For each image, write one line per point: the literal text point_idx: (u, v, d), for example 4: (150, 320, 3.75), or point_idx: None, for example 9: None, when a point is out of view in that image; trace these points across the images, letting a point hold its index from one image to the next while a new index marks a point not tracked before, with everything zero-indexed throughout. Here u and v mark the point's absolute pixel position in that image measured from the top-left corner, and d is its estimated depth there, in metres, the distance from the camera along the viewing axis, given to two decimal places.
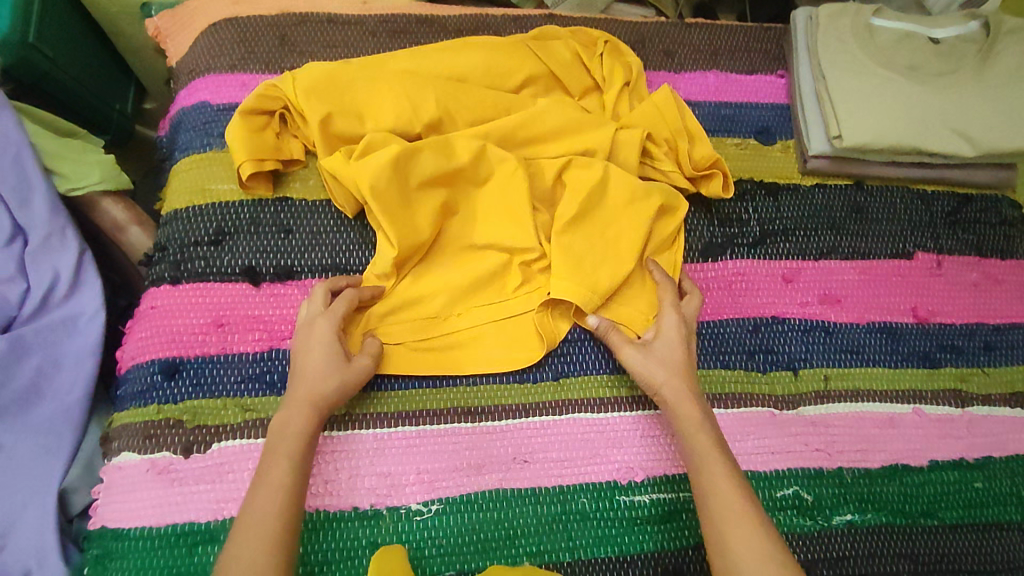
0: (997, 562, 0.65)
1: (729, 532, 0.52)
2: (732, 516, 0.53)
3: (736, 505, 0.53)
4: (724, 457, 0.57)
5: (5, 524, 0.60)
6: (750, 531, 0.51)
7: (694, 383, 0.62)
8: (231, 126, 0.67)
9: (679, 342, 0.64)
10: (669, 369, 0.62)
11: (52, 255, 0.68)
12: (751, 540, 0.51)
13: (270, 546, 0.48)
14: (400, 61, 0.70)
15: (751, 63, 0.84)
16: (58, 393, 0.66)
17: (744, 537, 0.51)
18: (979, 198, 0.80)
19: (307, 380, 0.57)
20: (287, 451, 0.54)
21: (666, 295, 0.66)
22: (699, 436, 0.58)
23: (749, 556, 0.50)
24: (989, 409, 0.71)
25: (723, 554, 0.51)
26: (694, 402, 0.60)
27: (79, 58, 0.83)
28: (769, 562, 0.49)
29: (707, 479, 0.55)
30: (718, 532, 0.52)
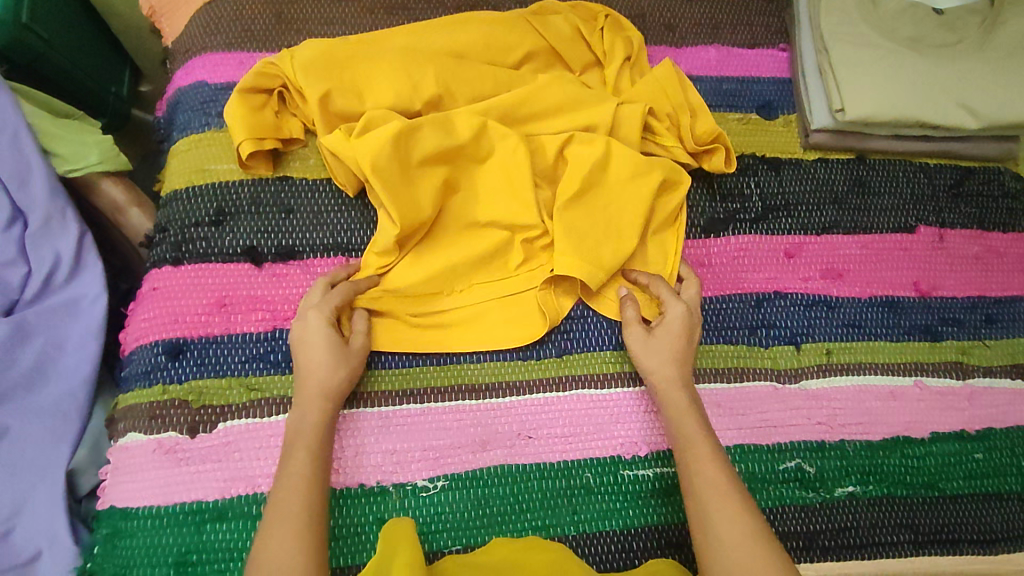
0: (996, 531, 0.66)
1: (711, 508, 0.53)
2: (715, 495, 0.53)
3: (718, 483, 0.54)
4: (710, 442, 0.57)
5: (15, 506, 0.61)
6: (733, 508, 0.52)
7: (686, 371, 0.62)
8: (229, 104, 0.66)
9: (681, 332, 0.64)
10: (665, 358, 0.62)
11: (53, 238, 0.68)
12: (734, 515, 0.52)
13: (291, 535, 0.49)
14: (399, 38, 0.69)
15: (753, 37, 0.83)
16: (62, 375, 0.66)
17: (729, 513, 0.52)
18: (981, 170, 0.80)
19: (315, 375, 0.58)
20: (305, 445, 0.55)
21: (662, 288, 0.66)
22: (684, 420, 0.59)
23: (730, 533, 0.51)
24: (990, 380, 0.72)
25: (705, 529, 0.53)
26: (682, 388, 0.61)
27: (73, 39, 0.82)
28: (751, 538, 0.50)
29: (691, 459, 0.57)
30: (701, 508, 0.54)
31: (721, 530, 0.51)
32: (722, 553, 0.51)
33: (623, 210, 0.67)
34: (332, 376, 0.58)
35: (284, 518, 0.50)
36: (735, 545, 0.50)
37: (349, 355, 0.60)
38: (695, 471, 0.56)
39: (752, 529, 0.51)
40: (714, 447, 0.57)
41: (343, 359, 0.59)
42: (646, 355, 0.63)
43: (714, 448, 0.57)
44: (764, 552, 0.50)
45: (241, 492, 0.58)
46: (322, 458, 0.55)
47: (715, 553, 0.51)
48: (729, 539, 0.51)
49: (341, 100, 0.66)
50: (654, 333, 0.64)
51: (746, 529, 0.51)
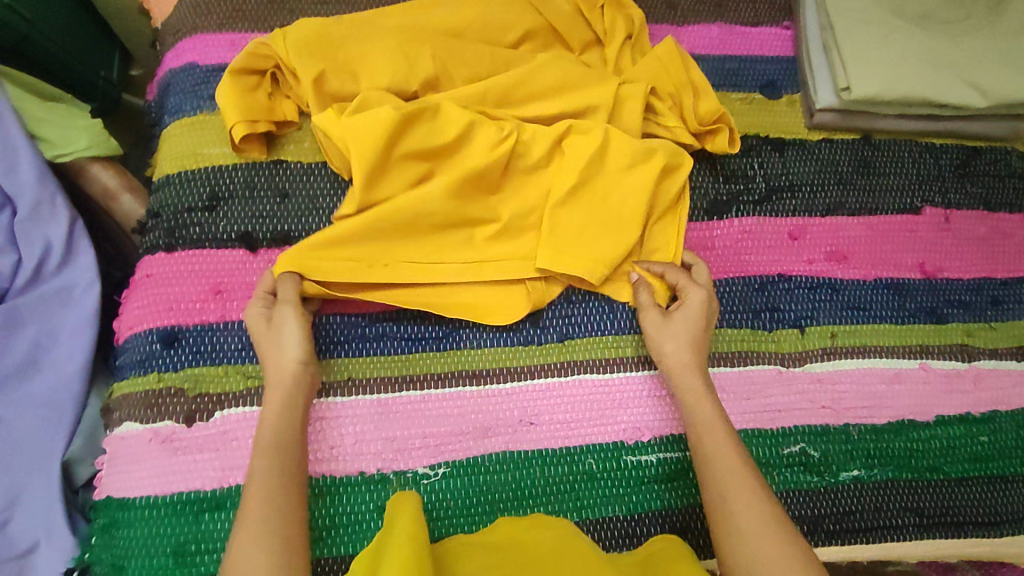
0: (1001, 514, 0.66)
1: (727, 491, 0.53)
2: (732, 480, 0.54)
3: (736, 471, 0.54)
4: (726, 428, 0.57)
5: (10, 497, 0.60)
6: (749, 492, 0.53)
7: (700, 356, 0.62)
8: (221, 86, 0.64)
9: (699, 319, 0.63)
10: (682, 342, 0.62)
11: (43, 225, 0.67)
12: (750, 503, 0.52)
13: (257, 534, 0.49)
14: (394, 17, 0.68)
15: (757, 14, 0.82)
16: (56, 365, 0.65)
17: (743, 502, 0.52)
18: (988, 150, 0.78)
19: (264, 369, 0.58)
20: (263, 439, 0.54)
21: (680, 275, 0.65)
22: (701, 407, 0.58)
23: (748, 518, 0.51)
24: (996, 363, 0.71)
25: (719, 513, 0.53)
26: (694, 372, 0.61)
27: (59, 20, 0.80)
28: (768, 523, 0.51)
29: (708, 442, 0.56)
30: (715, 492, 0.54)
31: (738, 515, 0.52)
32: (739, 541, 0.51)
33: (624, 192, 0.66)
34: (276, 362, 0.57)
35: (259, 521, 0.49)
36: (750, 530, 0.51)
37: (285, 335, 0.58)
38: (711, 460, 0.55)
39: (769, 517, 0.51)
40: (729, 432, 0.57)
41: (280, 342, 0.58)
42: (661, 334, 0.62)
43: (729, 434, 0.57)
44: (779, 538, 0.50)
45: (239, 482, 0.57)
46: (284, 455, 0.53)
47: (731, 542, 0.51)
48: (747, 527, 0.51)
49: (335, 81, 0.64)
50: (672, 315, 0.63)
51: (762, 520, 0.51)
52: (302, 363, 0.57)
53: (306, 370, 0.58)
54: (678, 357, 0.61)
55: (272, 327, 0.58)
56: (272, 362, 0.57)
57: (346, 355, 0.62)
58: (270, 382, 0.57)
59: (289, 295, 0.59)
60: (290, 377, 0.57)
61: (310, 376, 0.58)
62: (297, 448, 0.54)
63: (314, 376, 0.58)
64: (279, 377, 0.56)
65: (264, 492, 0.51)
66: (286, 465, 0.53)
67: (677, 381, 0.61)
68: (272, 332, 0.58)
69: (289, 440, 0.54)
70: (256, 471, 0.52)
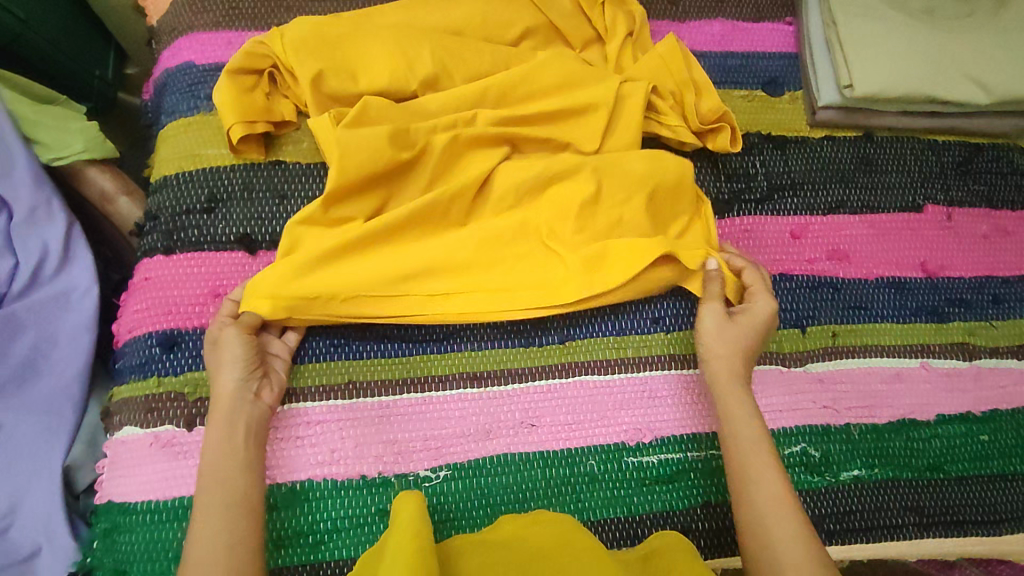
0: (1000, 512, 0.66)
1: (757, 489, 0.54)
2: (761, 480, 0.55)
3: (768, 472, 0.55)
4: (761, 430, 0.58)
5: (11, 503, 0.60)
6: (777, 493, 0.54)
7: (745, 363, 0.61)
8: (218, 85, 0.64)
9: (761, 327, 0.62)
10: (736, 346, 0.61)
11: (40, 228, 0.66)
12: (792, 531, 0.52)
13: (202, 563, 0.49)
14: (392, 15, 0.67)
15: (759, 10, 0.81)
16: (55, 369, 0.65)
17: (784, 529, 0.52)
18: (990, 147, 0.78)
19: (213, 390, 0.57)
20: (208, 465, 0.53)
21: (756, 278, 0.65)
22: (744, 423, 0.58)
23: (773, 516, 0.53)
24: (997, 361, 0.71)
25: (746, 510, 0.54)
26: (739, 380, 0.60)
27: (53, 18, 0.79)
28: (791, 522, 0.52)
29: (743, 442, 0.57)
30: (744, 488, 0.55)
31: (765, 512, 0.53)
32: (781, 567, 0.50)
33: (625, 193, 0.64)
34: (217, 383, 0.56)
35: (207, 552, 0.49)
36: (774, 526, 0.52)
37: (222, 357, 0.57)
38: (753, 484, 0.55)
39: (811, 546, 0.51)
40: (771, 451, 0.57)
41: (218, 363, 0.57)
42: (718, 334, 0.62)
43: (772, 456, 0.56)
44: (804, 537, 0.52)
45: None
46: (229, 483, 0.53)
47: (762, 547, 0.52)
48: (790, 555, 0.51)
49: (334, 80, 0.64)
50: (735, 316, 0.63)
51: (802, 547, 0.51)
52: (242, 385, 0.56)
53: (249, 391, 0.56)
54: (727, 360, 0.61)
55: (216, 348, 0.57)
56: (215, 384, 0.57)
57: (347, 356, 0.62)
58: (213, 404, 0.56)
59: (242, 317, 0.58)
60: (226, 400, 0.56)
61: (250, 395, 0.56)
62: (243, 470, 0.54)
63: (256, 393, 0.57)
64: (217, 401, 0.56)
65: (215, 521, 0.51)
66: (234, 492, 0.52)
67: (722, 386, 0.60)
68: (215, 353, 0.57)
69: (231, 464, 0.54)
70: (204, 498, 0.52)
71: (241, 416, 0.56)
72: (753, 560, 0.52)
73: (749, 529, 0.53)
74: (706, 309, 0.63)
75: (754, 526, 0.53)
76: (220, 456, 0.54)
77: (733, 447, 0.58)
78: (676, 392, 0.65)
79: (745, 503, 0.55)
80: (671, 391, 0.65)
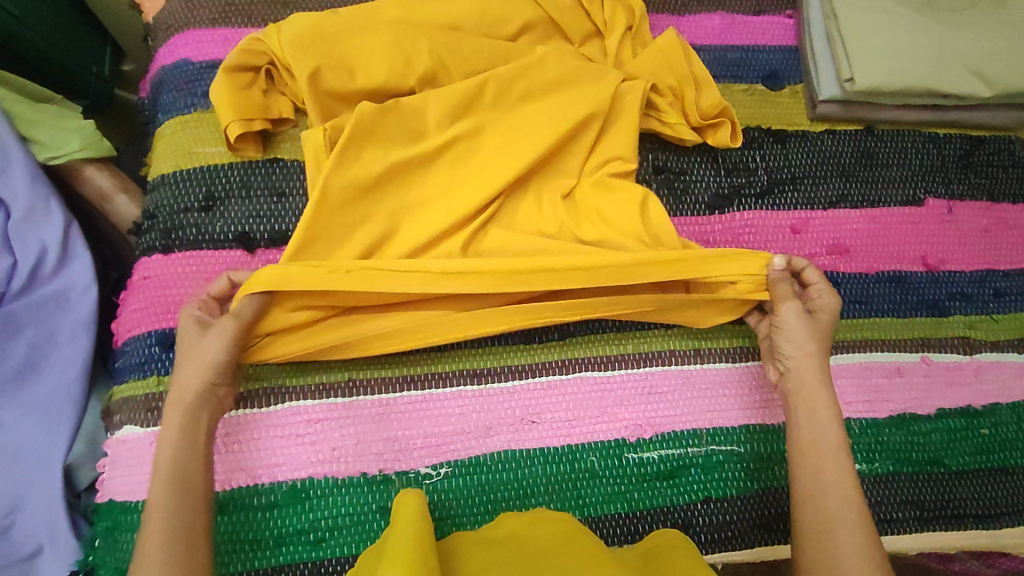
0: (1000, 506, 0.66)
1: (825, 492, 0.55)
2: (828, 483, 0.55)
3: (841, 476, 0.55)
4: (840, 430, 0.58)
5: (13, 502, 0.60)
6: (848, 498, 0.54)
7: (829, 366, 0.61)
8: (215, 83, 0.63)
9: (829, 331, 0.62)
10: (819, 346, 0.61)
11: (37, 227, 0.67)
12: (854, 541, 0.52)
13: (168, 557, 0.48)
14: (388, 11, 0.66)
15: (759, 3, 0.80)
16: (54, 369, 0.65)
17: (849, 539, 0.52)
18: (992, 140, 0.78)
19: (179, 381, 0.55)
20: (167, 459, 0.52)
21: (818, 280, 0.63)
22: (818, 432, 0.58)
23: (841, 519, 0.53)
24: (998, 355, 0.71)
25: (814, 511, 0.54)
26: (824, 385, 0.59)
27: (48, 15, 0.78)
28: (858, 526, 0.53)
29: (813, 443, 0.57)
30: (812, 490, 0.55)
31: (831, 514, 0.54)
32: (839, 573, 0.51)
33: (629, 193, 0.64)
34: (183, 373, 0.55)
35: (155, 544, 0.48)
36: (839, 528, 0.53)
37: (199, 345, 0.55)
38: (826, 491, 0.55)
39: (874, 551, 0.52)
40: (848, 460, 0.56)
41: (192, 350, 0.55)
42: (801, 336, 0.61)
43: (850, 467, 0.56)
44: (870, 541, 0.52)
45: (241, 484, 0.57)
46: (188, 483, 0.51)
47: (823, 549, 0.53)
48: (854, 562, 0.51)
49: (331, 77, 0.63)
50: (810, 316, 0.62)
51: (866, 558, 0.51)
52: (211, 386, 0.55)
53: (213, 393, 0.56)
54: (812, 363, 0.60)
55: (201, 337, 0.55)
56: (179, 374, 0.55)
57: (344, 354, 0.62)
58: (173, 395, 0.54)
59: (242, 314, 0.56)
60: (191, 393, 0.54)
61: (213, 396, 0.56)
62: (199, 465, 0.53)
63: (220, 397, 0.56)
64: (181, 390, 0.54)
65: (163, 512, 0.50)
66: (189, 487, 0.51)
67: (807, 389, 0.60)
68: (196, 342, 0.55)
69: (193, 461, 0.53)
70: (156, 486, 0.51)
71: (203, 414, 0.55)
72: (813, 563, 0.53)
73: (812, 533, 0.54)
74: (785, 306, 0.61)
75: (818, 530, 0.53)
76: (176, 448, 0.52)
77: (805, 448, 0.58)
78: (677, 388, 0.65)
79: (813, 506, 0.55)
80: (672, 387, 0.65)
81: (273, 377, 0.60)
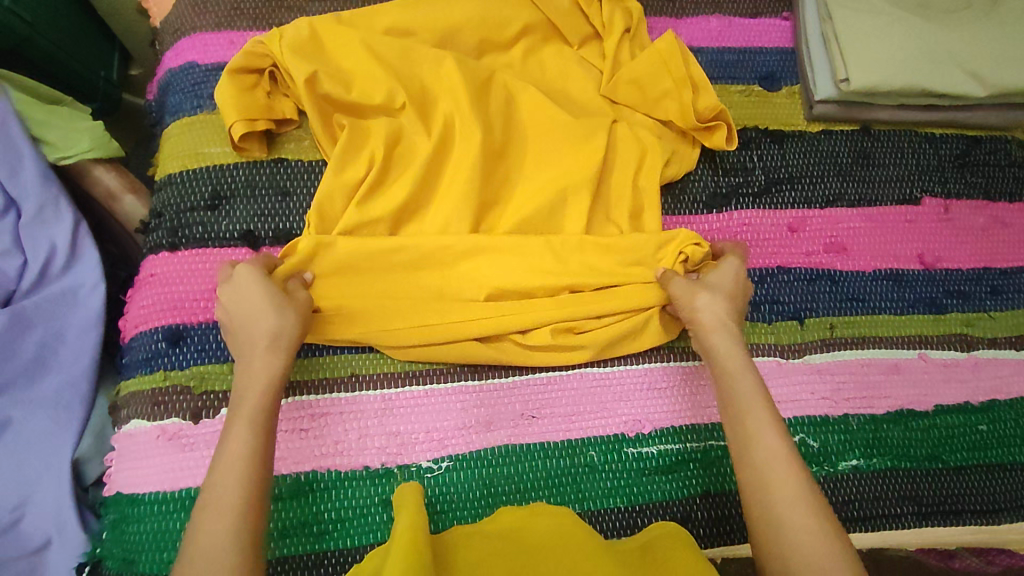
0: (998, 501, 0.67)
1: (754, 444, 0.51)
2: (756, 433, 0.52)
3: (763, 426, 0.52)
4: (759, 386, 0.55)
5: (22, 496, 0.61)
6: (779, 449, 0.51)
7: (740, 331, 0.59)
8: (220, 85, 0.65)
9: (733, 277, 0.62)
10: (730, 307, 0.60)
11: (47, 227, 0.68)
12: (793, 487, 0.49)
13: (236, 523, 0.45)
14: (390, 16, 0.68)
15: (755, 6, 0.81)
16: (64, 365, 0.66)
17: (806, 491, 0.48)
18: (987, 140, 0.78)
19: (257, 321, 0.54)
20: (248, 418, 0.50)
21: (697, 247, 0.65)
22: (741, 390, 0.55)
23: (773, 468, 0.50)
24: (995, 351, 0.72)
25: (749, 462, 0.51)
26: (731, 329, 0.59)
27: (59, 21, 0.80)
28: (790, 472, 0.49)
29: (739, 401, 0.54)
30: (745, 444, 0.52)
31: (766, 465, 0.50)
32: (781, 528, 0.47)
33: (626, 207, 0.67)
34: (266, 320, 0.54)
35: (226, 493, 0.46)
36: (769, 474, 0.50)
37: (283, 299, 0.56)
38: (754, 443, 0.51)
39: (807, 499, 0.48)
40: (771, 408, 0.53)
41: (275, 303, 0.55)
42: (697, 290, 0.60)
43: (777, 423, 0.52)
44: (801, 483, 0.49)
45: None
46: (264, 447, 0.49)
47: (761, 498, 0.49)
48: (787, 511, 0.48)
49: (327, 82, 0.65)
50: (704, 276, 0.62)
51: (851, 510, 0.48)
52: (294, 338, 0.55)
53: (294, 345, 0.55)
54: (719, 316, 0.59)
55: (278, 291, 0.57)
56: (252, 326, 0.54)
57: (348, 351, 0.63)
58: (260, 347, 0.54)
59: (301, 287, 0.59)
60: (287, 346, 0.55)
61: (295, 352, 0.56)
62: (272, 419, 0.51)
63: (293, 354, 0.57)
64: (276, 339, 0.54)
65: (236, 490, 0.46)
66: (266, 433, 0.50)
67: (708, 341, 0.59)
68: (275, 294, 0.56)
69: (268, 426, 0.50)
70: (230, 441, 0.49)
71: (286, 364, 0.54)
72: (755, 527, 0.49)
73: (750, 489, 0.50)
74: (672, 281, 0.62)
75: (752, 486, 0.50)
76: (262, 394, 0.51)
77: (733, 409, 0.54)
78: (675, 383, 0.66)
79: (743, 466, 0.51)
80: (671, 383, 0.65)
81: None
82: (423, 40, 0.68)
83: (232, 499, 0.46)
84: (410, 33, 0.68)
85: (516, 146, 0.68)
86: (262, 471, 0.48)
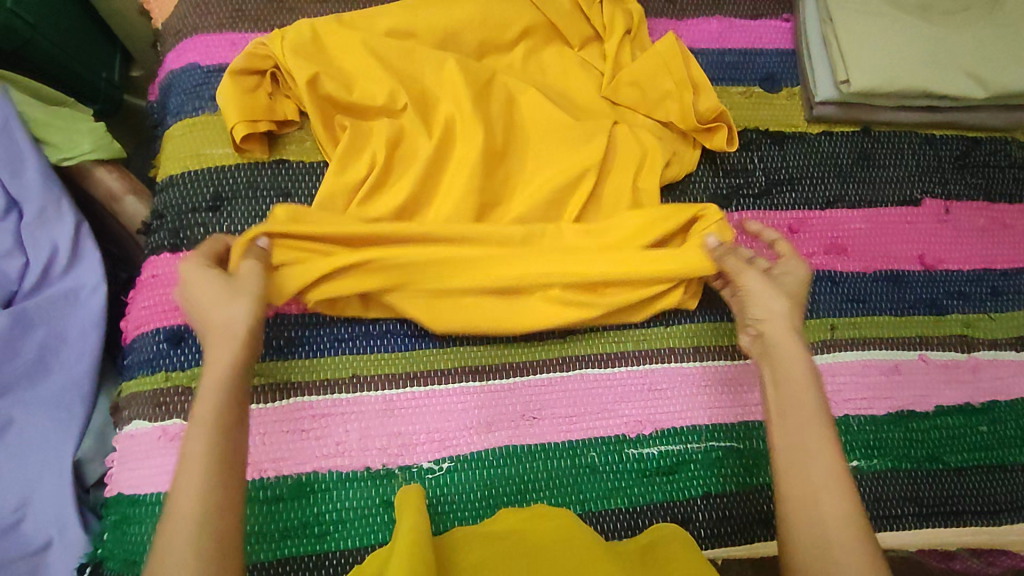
0: (999, 502, 0.67)
1: (806, 457, 0.50)
2: (809, 447, 0.51)
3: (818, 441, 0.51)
4: (818, 397, 0.53)
5: (23, 497, 0.61)
6: (829, 466, 0.50)
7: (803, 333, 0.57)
8: (221, 87, 0.65)
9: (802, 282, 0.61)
10: (795, 309, 0.58)
11: (49, 228, 0.68)
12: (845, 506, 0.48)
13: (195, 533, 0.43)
14: (391, 17, 0.68)
15: (755, 8, 0.81)
16: (65, 366, 0.67)
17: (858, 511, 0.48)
18: (987, 141, 0.79)
19: (210, 316, 0.52)
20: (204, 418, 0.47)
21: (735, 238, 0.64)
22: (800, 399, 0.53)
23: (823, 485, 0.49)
24: (995, 353, 0.72)
25: (798, 472, 0.50)
26: (796, 331, 0.57)
27: (61, 23, 0.80)
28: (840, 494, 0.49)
29: (793, 410, 0.53)
30: (796, 456, 0.51)
31: (814, 481, 0.49)
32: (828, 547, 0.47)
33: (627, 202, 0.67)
34: (218, 312, 0.52)
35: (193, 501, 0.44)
36: (817, 491, 0.49)
37: (238, 290, 0.53)
38: (807, 458, 0.50)
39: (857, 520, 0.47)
40: (829, 422, 0.52)
41: (230, 295, 0.53)
42: (768, 289, 0.58)
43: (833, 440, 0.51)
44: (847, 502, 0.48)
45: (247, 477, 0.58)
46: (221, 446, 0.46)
47: (807, 513, 0.49)
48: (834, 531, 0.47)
49: (329, 83, 0.65)
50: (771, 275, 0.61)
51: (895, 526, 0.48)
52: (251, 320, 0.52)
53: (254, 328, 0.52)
54: (784, 321, 0.57)
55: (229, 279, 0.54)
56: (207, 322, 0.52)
57: (349, 352, 0.63)
58: (213, 341, 0.51)
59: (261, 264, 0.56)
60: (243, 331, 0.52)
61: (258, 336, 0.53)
62: (234, 413, 0.48)
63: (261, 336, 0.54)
64: (228, 330, 0.51)
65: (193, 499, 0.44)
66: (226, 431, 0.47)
67: (774, 343, 0.57)
68: (227, 283, 0.54)
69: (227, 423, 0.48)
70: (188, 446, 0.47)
71: (251, 357, 0.52)
72: (800, 540, 0.48)
73: (795, 503, 0.49)
74: (745, 275, 0.60)
75: (800, 501, 0.49)
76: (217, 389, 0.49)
77: (786, 416, 0.53)
78: (676, 384, 0.66)
79: (795, 478, 0.50)
80: (671, 384, 0.65)
81: (279, 373, 0.61)
82: (424, 41, 0.69)
83: (190, 507, 0.44)
84: (410, 35, 0.68)
85: (516, 147, 0.68)
86: (219, 472, 0.45)
